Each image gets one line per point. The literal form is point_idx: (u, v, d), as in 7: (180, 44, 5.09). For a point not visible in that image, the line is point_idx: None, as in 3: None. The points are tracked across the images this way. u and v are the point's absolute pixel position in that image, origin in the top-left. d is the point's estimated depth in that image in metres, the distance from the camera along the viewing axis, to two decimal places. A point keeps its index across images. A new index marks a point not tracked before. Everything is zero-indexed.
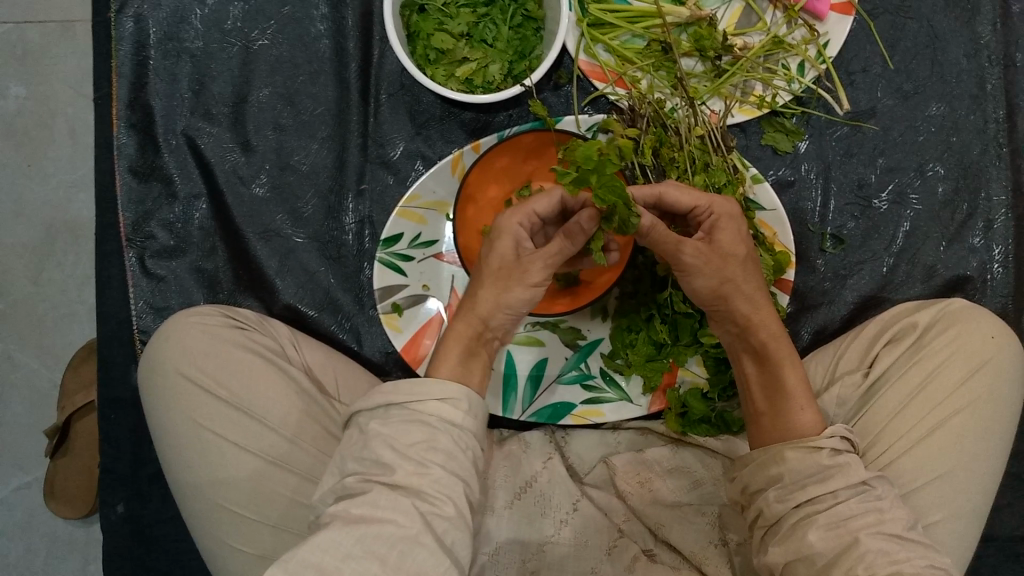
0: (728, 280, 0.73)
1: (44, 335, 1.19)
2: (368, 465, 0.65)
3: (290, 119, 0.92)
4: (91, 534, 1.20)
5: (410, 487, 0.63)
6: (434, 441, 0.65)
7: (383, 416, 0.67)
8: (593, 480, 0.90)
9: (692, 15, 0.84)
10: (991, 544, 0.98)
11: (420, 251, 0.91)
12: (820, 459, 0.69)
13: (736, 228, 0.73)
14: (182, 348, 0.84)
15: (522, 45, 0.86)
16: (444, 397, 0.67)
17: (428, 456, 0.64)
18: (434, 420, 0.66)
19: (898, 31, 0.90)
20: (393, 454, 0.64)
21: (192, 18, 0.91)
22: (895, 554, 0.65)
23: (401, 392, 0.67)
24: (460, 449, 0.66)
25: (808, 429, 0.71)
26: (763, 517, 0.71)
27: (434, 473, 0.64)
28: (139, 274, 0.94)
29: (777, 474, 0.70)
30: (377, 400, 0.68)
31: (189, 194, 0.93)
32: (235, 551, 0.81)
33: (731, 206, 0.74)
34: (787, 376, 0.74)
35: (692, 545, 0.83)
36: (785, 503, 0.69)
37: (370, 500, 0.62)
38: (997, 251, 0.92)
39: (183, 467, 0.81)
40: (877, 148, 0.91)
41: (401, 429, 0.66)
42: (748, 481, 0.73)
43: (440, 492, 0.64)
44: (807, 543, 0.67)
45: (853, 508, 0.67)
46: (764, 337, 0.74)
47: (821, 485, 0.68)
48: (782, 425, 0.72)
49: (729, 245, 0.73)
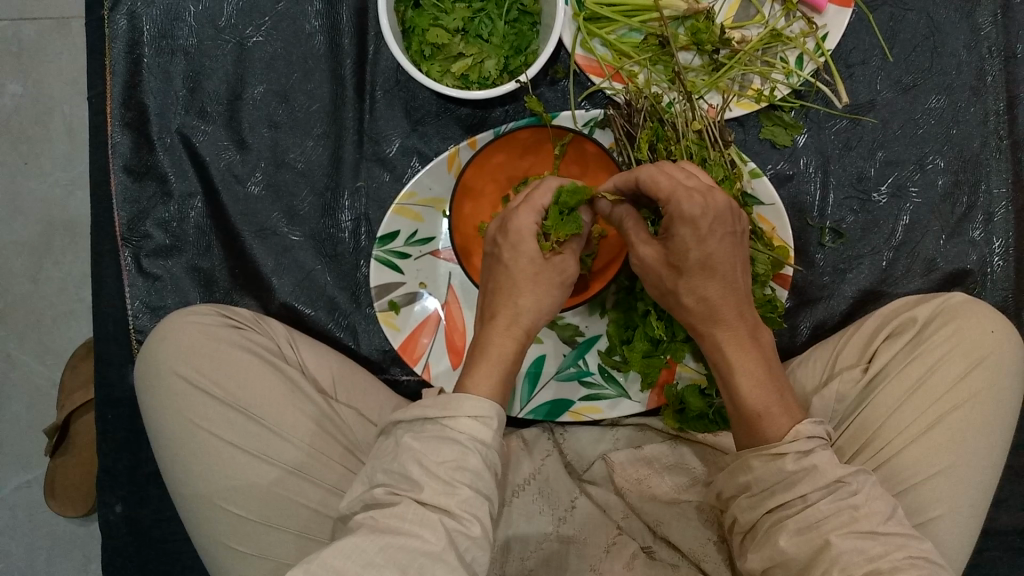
0: (674, 292, 0.73)
1: (43, 333, 1.19)
2: (396, 479, 0.64)
3: (285, 117, 0.92)
4: (91, 532, 1.20)
5: (437, 504, 0.62)
6: (462, 459, 0.64)
7: (417, 430, 0.66)
8: (592, 477, 0.90)
9: (690, 8, 0.83)
10: (991, 538, 0.98)
11: (416, 249, 0.90)
12: (783, 465, 0.68)
13: (691, 231, 0.70)
14: (178, 348, 0.83)
15: (517, 40, 0.85)
16: (477, 414, 0.66)
17: (456, 476, 0.63)
18: (464, 438, 0.65)
19: (898, 23, 0.89)
20: (419, 472, 0.63)
21: (185, 15, 0.91)
22: (871, 551, 0.64)
23: (437, 407, 0.66)
24: (486, 467, 0.65)
25: (773, 435, 0.69)
26: (739, 523, 0.73)
27: (462, 492, 0.63)
28: (135, 273, 0.94)
29: (745, 482, 0.71)
30: (414, 413, 0.67)
31: (184, 193, 0.93)
32: (232, 551, 0.81)
33: (690, 204, 0.69)
34: (743, 390, 0.72)
35: (692, 542, 0.84)
36: (756, 509, 0.70)
37: (397, 513, 0.62)
38: (997, 243, 0.92)
39: (184, 470, 0.81)
40: (876, 141, 0.91)
41: (430, 446, 0.64)
42: (723, 488, 0.74)
43: (467, 511, 0.62)
44: (779, 549, 0.67)
45: (824, 510, 0.66)
46: (721, 342, 0.73)
47: (789, 490, 0.67)
48: (744, 432, 0.72)
49: (681, 250, 0.71)
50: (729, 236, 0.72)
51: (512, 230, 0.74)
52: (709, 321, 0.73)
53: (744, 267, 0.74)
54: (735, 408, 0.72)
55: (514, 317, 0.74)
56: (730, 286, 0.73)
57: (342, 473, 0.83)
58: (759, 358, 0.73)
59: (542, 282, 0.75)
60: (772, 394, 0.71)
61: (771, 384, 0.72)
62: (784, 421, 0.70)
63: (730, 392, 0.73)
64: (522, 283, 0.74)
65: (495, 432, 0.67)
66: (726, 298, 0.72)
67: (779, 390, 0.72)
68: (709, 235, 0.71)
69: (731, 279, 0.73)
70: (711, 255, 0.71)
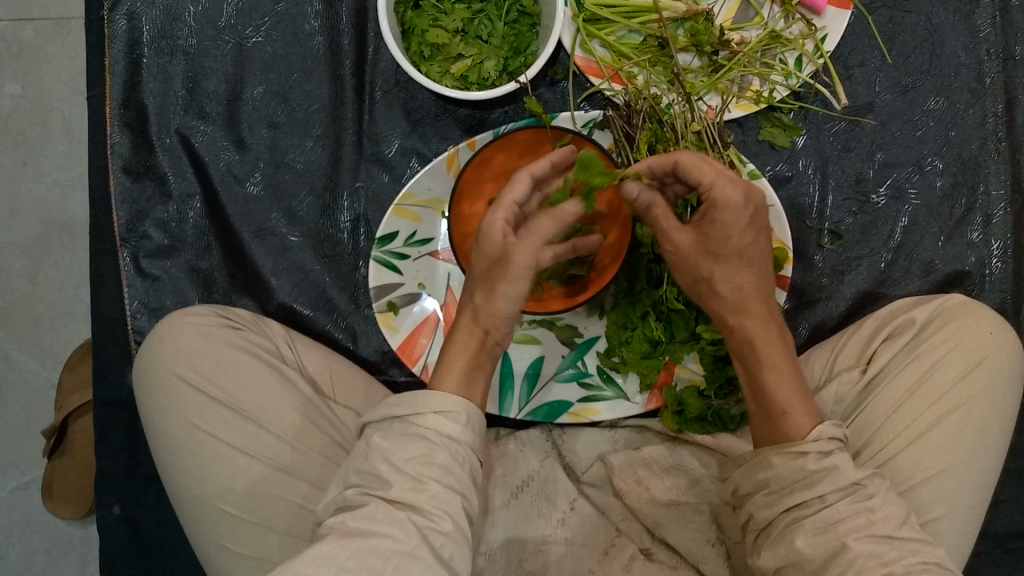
0: (710, 280, 0.72)
1: (41, 334, 1.18)
2: (368, 478, 0.64)
3: (284, 117, 0.92)
4: (88, 533, 1.20)
5: (406, 501, 0.62)
6: (431, 455, 0.64)
7: (386, 429, 0.66)
8: (590, 479, 0.89)
9: (689, 10, 0.84)
10: (989, 540, 0.97)
11: (415, 250, 0.90)
12: (805, 464, 0.67)
13: (733, 219, 0.70)
14: (176, 348, 0.83)
15: (517, 41, 0.85)
16: (443, 410, 0.65)
17: (425, 472, 0.63)
18: (433, 435, 0.65)
19: (896, 25, 0.89)
20: (388, 469, 0.63)
21: (185, 15, 0.91)
22: (886, 556, 0.64)
23: (404, 404, 0.66)
24: (459, 462, 0.65)
25: (795, 431, 0.69)
26: (754, 521, 0.71)
27: (431, 488, 0.62)
28: (133, 273, 0.93)
29: (765, 479, 0.70)
30: (382, 411, 0.67)
31: (183, 193, 0.93)
32: (229, 551, 0.81)
33: (731, 192, 0.69)
34: (767, 383, 0.72)
35: (690, 544, 0.83)
36: (774, 508, 0.69)
37: (368, 514, 0.62)
38: (995, 245, 0.92)
39: (181, 470, 0.81)
40: (875, 143, 0.91)
41: (398, 443, 0.64)
42: (739, 483, 0.73)
43: (439, 507, 0.62)
44: (795, 549, 0.67)
45: (842, 511, 0.66)
46: (753, 334, 0.73)
47: (806, 490, 0.67)
48: (766, 427, 0.72)
49: (720, 238, 0.71)
50: (763, 230, 0.73)
51: (483, 228, 0.71)
52: (737, 313, 0.73)
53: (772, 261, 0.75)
54: (762, 400, 0.72)
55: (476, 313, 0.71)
56: (761, 277, 0.73)
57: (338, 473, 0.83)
58: (786, 353, 0.73)
59: (491, 282, 0.71)
60: (798, 391, 0.71)
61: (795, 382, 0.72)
62: (805, 420, 0.70)
63: (755, 385, 0.73)
64: (484, 281, 0.71)
65: (466, 427, 0.66)
66: (756, 292, 0.73)
67: (802, 387, 0.72)
68: (747, 226, 0.71)
69: (762, 272, 0.73)
70: (746, 245, 0.71)
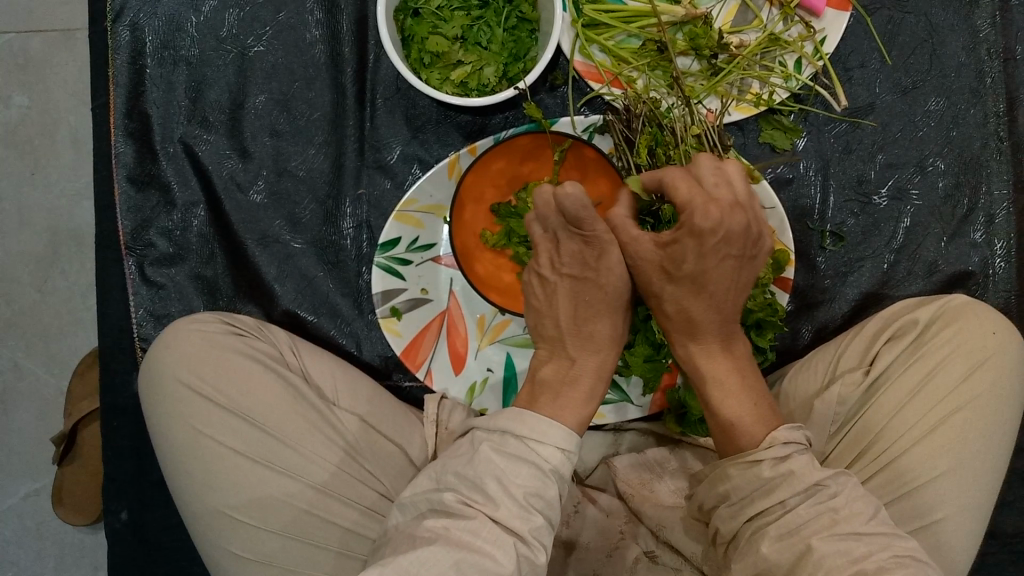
0: (659, 296, 0.74)
1: (50, 342, 1.20)
2: (471, 490, 0.65)
3: (286, 125, 0.92)
4: (98, 540, 1.21)
5: (512, 527, 0.64)
6: (542, 488, 0.66)
7: (499, 444, 0.68)
8: (594, 482, 0.93)
9: (687, 14, 0.84)
10: (995, 541, 0.97)
11: (417, 255, 0.91)
12: (761, 472, 0.68)
13: (696, 244, 0.69)
14: (181, 355, 0.84)
15: (516, 47, 0.86)
16: (563, 446, 0.68)
17: (533, 503, 0.65)
18: (546, 467, 0.67)
19: (896, 26, 0.89)
20: (499, 490, 0.65)
21: (187, 26, 0.92)
22: (855, 553, 0.63)
23: (526, 425, 0.68)
24: (559, 498, 0.67)
25: (745, 442, 0.70)
26: (721, 534, 0.72)
27: (536, 519, 0.65)
28: (138, 281, 0.94)
29: (725, 491, 0.71)
30: (502, 426, 0.69)
31: (187, 202, 0.93)
32: (233, 555, 0.81)
33: (703, 218, 0.67)
34: (713, 396, 0.73)
35: (694, 550, 0.80)
36: (737, 518, 0.70)
37: (472, 528, 0.63)
38: (998, 245, 0.91)
39: (187, 477, 0.82)
40: (876, 144, 0.91)
41: (513, 465, 0.66)
42: (704, 499, 0.74)
43: (538, 538, 0.64)
44: (762, 555, 0.66)
45: (805, 514, 0.66)
46: (693, 352, 0.74)
47: (767, 497, 0.67)
48: (720, 438, 0.73)
49: (678, 260, 0.71)
50: (733, 257, 0.71)
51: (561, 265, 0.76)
52: (685, 333, 0.74)
53: (745, 288, 0.74)
54: (710, 413, 0.73)
55: (590, 339, 0.76)
56: (717, 304, 0.72)
57: (344, 478, 0.83)
58: (734, 371, 0.74)
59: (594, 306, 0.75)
60: (746, 404, 0.72)
61: (742, 396, 0.72)
62: (757, 432, 0.70)
63: (704, 399, 0.74)
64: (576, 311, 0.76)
65: (569, 465, 0.69)
66: (709, 313, 0.72)
67: (760, 405, 0.72)
68: (712, 252, 0.70)
69: (722, 298, 0.72)
70: (708, 268, 0.70)
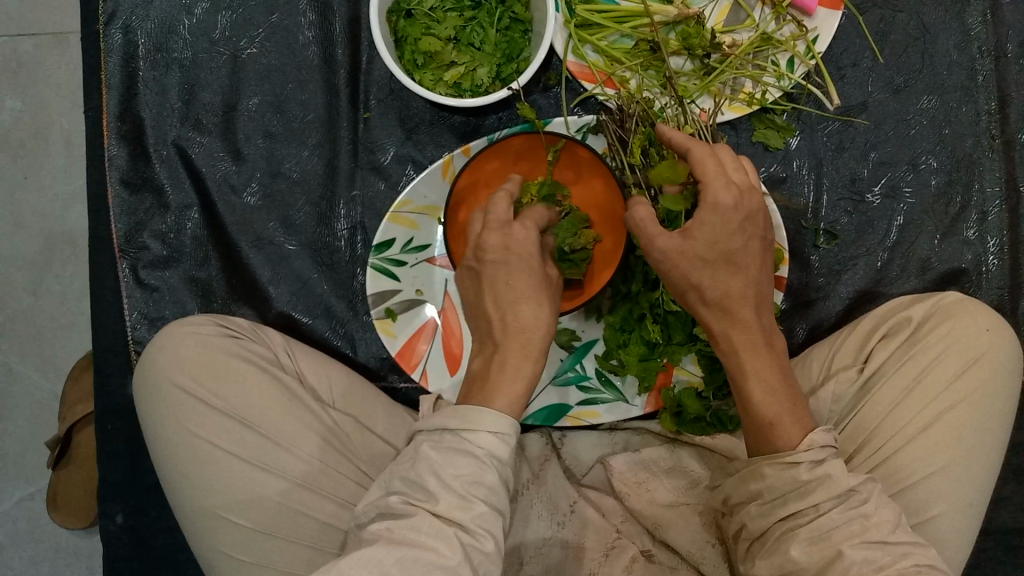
0: (697, 286, 0.70)
1: (43, 346, 1.19)
2: (413, 488, 0.64)
3: (280, 127, 0.92)
4: (93, 544, 1.21)
5: (452, 517, 0.62)
6: (480, 475, 0.63)
7: (436, 440, 0.66)
8: (591, 482, 0.90)
9: (680, 13, 0.84)
10: (991, 537, 0.97)
11: (412, 256, 0.91)
12: (797, 474, 0.67)
13: (721, 220, 0.69)
14: (176, 358, 0.84)
15: (509, 48, 0.85)
16: (497, 430, 0.64)
17: (472, 491, 0.62)
18: (483, 454, 0.64)
19: (887, 24, 0.90)
20: (435, 483, 0.63)
21: (180, 28, 0.92)
22: (879, 561, 0.64)
23: (457, 417, 0.65)
24: (503, 483, 0.65)
25: (793, 438, 0.68)
26: (747, 530, 0.72)
27: (477, 508, 0.62)
28: (133, 284, 0.94)
29: (758, 490, 0.70)
30: (436, 421, 0.66)
31: (181, 204, 0.93)
32: (228, 558, 0.81)
33: (724, 195, 0.69)
34: (756, 391, 0.70)
35: (689, 545, 0.83)
36: (768, 517, 0.70)
37: (414, 525, 0.62)
38: (991, 242, 0.92)
39: (183, 480, 0.81)
40: (868, 142, 0.91)
41: (448, 458, 0.64)
42: (731, 493, 0.74)
43: (484, 527, 0.62)
44: (790, 557, 0.67)
45: (836, 519, 0.66)
46: (737, 346, 0.71)
47: (801, 499, 0.67)
48: (756, 438, 0.71)
49: (708, 239, 0.70)
50: (756, 236, 0.72)
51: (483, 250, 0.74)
52: (724, 322, 0.71)
53: (767, 269, 0.74)
54: (755, 410, 0.70)
55: (518, 326, 0.71)
56: (750, 284, 0.72)
57: (337, 479, 0.83)
58: (774, 363, 0.72)
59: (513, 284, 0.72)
60: (785, 400, 0.70)
61: (783, 391, 0.71)
62: (794, 431, 0.69)
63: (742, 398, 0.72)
64: (498, 295, 0.72)
65: (514, 448, 0.66)
66: (745, 297, 0.71)
67: (796, 400, 0.71)
68: (738, 231, 0.70)
69: (754, 279, 0.72)
70: (735, 246, 0.70)
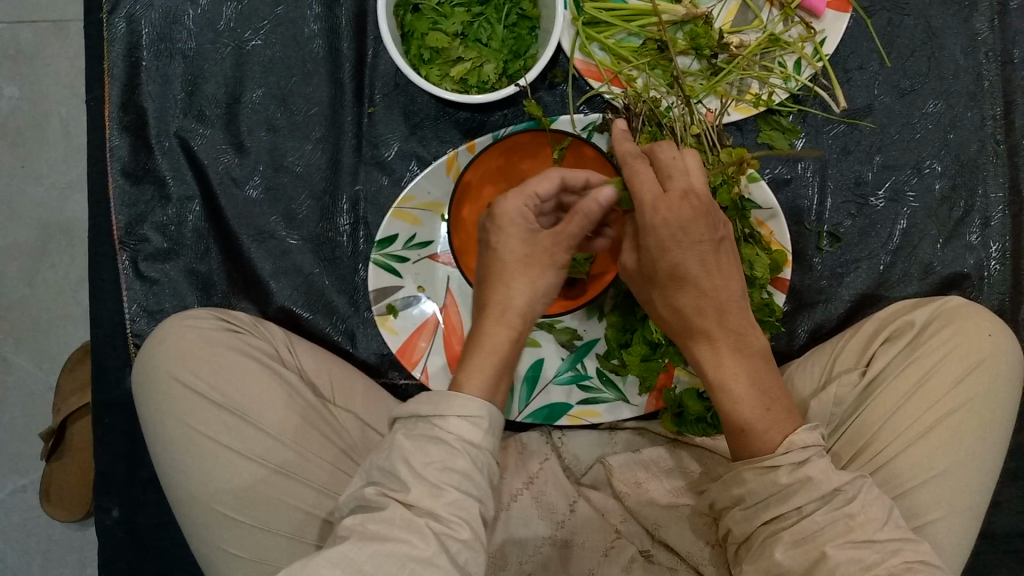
0: (652, 302, 0.74)
1: (39, 337, 1.18)
2: (387, 478, 0.63)
3: (283, 120, 0.91)
4: (87, 536, 1.20)
5: (423, 507, 0.61)
6: (451, 460, 0.63)
7: (411, 427, 0.65)
8: (590, 481, 0.90)
9: (688, 14, 0.84)
10: (988, 541, 0.98)
11: (415, 252, 0.90)
12: (778, 478, 0.67)
13: (654, 240, 0.70)
14: (176, 350, 0.83)
15: (516, 45, 0.85)
16: (466, 414, 0.64)
17: (444, 477, 0.62)
18: (454, 439, 0.64)
19: (895, 28, 0.90)
20: (407, 472, 0.62)
21: (184, 18, 0.91)
22: (867, 560, 0.63)
23: (429, 404, 0.65)
24: (477, 469, 0.64)
25: (763, 447, 0.69)
26: (733, 535, 0.73)
27: (449, 495, 0.62)
28: (132, 276, 0.93)
29: (739, 494, 0.71)
30: (409, 409, 0.66)
31: (182, 196, 0.93)
32: (223, 552, 0.81)
33: (656, 216, 0.69)
34: (722, 402, 0.71)
35: (690, 546, 0.82)
36: (751, 521, 0.70)
37: (386, 517, 0.61)
38: (994, 248, 0.92)
39: (179, 473, 0.81)
40: (874, 145, 0.91)
41: (419, 445, 0.63)
42: (716, 497, 0.74)
43: (457, 515, 0.61)
44: (774, 561, 0.66)
45: (820, 521, 0.65)
46: (699, 358, 0.73)
47: (783, 503, 0.67)
48: (733, 444, 0.72)
49: (649, 260, 0.71)
50: (703, 242, 0.70)
51: (499, 212, 0.73)
52: (683, 335, 0.73)
53: (728, 271, 0.72)
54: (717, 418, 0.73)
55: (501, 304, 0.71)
56: (706, 297, 0.71)
57: (335, 474, 0.83)
58: (744, 371, 0.71)
59: (534, 266, 0.72)
60: (758, 409, 0.70)
61: (755, 399, 0.70)
62: (771, 438, 0.69)
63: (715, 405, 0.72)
64: (511, 269, 0.72)
65: (487, 433, 0.65)
66: (704, 305, 0.71)
67: (772, 409, 0.70)
68: (679, 246, 0.69)
69: (708, 288, 0.71)
70: (677, 260, 0.70)
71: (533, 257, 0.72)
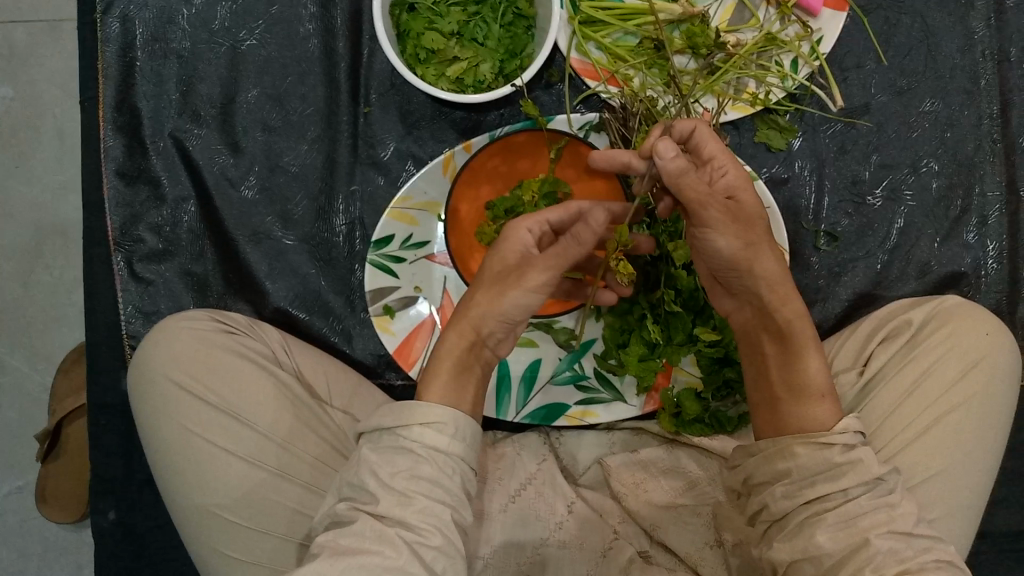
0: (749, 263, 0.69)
1: (34, 338, 1.18)
2: (358, 492, 0.64)
3: (279, 120, 0.91)
4: (83, 537, 1.20)
5: (394, 517, 0.62)
6: (417, 469, 0.63)
7: (376, 440, 0.66)
8: (588, 481, 0.90)
9: (685, 11, 0.83)
10: (985, 540, 0.98)
11: (411, 252, 0.90)
12: (830, 455, 0.67)
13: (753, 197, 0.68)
14: (171, 352, 0.83)
15: (512, 44, 0.85)
16: (428, 422, 0.64)
17: (411, 486, 0.62)
18: (418, 447, 0.63)
19: (892, 27, 0.90)
20: (375, 484, 0.63)
21: (178, 18, 0.90)
22: (903, 553, 0.64)
23: (391, 416, 0.65)
24: (451, 476, 0.64)
25: (824, 421, 0.69)
26: (768, 512, 0.70)
27: (419, 503, 0.62)
28: (127, 277, 0.93)
29: (785, 469, 0.69)
30: (373, 422, 0.66)
31: (177, 197, 0.92)
32: (219, 555, 0.80)
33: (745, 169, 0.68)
34: (810, 363, 0.70)
35: (688, 546, 0.83)
36: (792, 500, 0.68)
37: (357, 531, 0.62)
38: (991, 247, 0.92)
39: (173, 476, 0.81)
40: (871, 144, 0.91)
41: (385, 457, 0.64)
42: (753, 472, 0.72)
43: (428, 522, 0.62)
44: (815, 543, 0.66)
45: (864, 505, 0.66)
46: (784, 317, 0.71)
47: (832, 482, 0.66)
48: (811, 406, 0.70)
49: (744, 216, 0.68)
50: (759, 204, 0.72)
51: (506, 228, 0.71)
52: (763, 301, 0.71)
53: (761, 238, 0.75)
54: (766, 387, 0.72)
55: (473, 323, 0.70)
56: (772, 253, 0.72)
57: (328, 473, 0.83)
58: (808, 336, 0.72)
59: (504, 283, 0.69)
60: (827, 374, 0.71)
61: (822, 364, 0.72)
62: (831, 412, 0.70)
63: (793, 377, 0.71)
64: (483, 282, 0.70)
65: (455, 438, 0.64)
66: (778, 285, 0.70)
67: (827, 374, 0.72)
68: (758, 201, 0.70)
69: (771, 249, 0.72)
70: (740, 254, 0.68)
71: (508, 278, 0.69)
